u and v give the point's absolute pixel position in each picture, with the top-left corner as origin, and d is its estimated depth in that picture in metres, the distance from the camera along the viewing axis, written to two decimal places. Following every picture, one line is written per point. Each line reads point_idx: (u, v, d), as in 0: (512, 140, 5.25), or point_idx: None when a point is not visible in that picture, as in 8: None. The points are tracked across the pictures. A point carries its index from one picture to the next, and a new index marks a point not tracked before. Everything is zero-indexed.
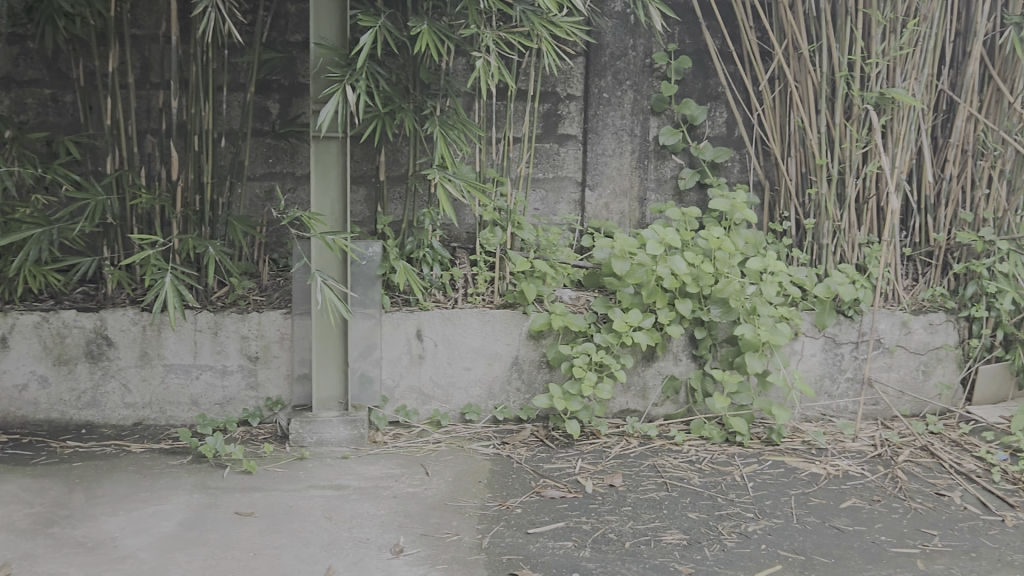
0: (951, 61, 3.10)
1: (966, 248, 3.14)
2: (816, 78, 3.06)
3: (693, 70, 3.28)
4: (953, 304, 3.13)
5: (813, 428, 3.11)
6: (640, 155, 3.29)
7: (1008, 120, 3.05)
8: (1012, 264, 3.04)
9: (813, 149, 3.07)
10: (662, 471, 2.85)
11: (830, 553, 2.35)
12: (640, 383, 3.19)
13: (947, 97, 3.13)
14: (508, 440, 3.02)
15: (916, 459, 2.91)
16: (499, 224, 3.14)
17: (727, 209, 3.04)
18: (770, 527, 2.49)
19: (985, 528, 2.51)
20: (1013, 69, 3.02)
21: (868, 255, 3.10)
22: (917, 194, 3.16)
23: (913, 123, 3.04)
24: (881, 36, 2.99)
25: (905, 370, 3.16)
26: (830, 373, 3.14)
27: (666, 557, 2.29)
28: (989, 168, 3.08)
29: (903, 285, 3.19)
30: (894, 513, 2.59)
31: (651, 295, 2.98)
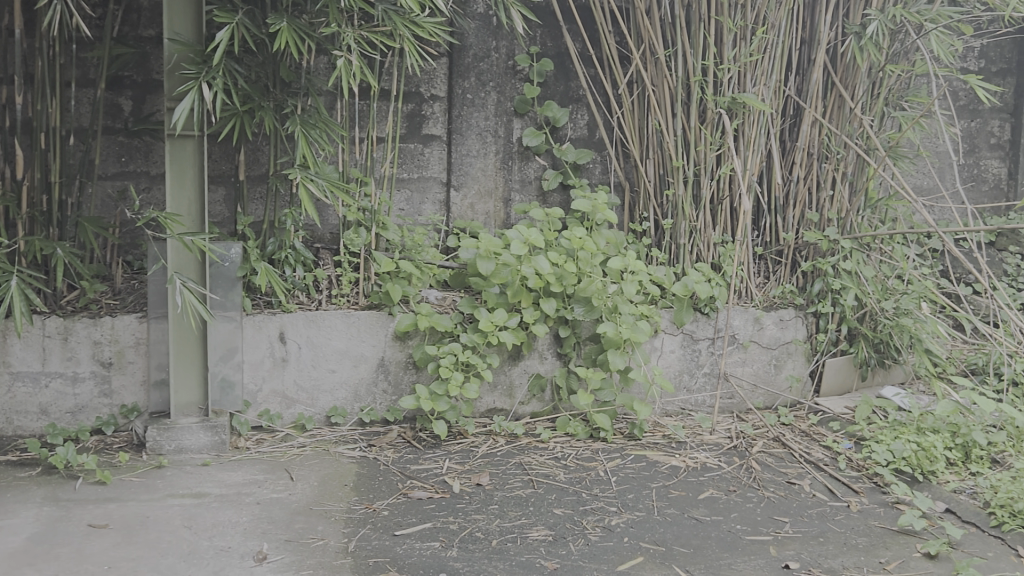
0: (798, 67, 3.24)
1: (812, 247, 3.29)
2: (672, 82, 3.16)
3: (555, 72, 3.34)
4: (801, 300, 3.30)
5: (673, 422, 3.21)
6: (504, 155, 3.32)
7: (850, 125, 3.21)
8: (854, 262, 3.18)
9: (669, 150, 3.17)
10: (528, 468, 2.88)
11: (689, 543, 2.43)
12: (507, 382, 3.21)
13: (794, 102, 3.27)
14: (374, 442, 3.00)
15: (769, 450, 3.04)
16: (363, 224, 3.11)
17: (589, 209, 3.10)
18: (632, 520, 2.56)
19: (832, 513, 2.64)
20: (853, 76, 3.18)
21: (722, 253, 3.22)
22: (768, 195, 3.29)
23: (762, 127, 3.16)
24: (732, 43, 3.10)
25: (758, 364, 3.30)
26: (688, 368, 3.25)
27: (532, 554, 2.32)
28: (833, 170, 3.23)
29: (755, 283, 3.32)
30: (749, 502, 2.70)
31: (516, 295, 3.02)
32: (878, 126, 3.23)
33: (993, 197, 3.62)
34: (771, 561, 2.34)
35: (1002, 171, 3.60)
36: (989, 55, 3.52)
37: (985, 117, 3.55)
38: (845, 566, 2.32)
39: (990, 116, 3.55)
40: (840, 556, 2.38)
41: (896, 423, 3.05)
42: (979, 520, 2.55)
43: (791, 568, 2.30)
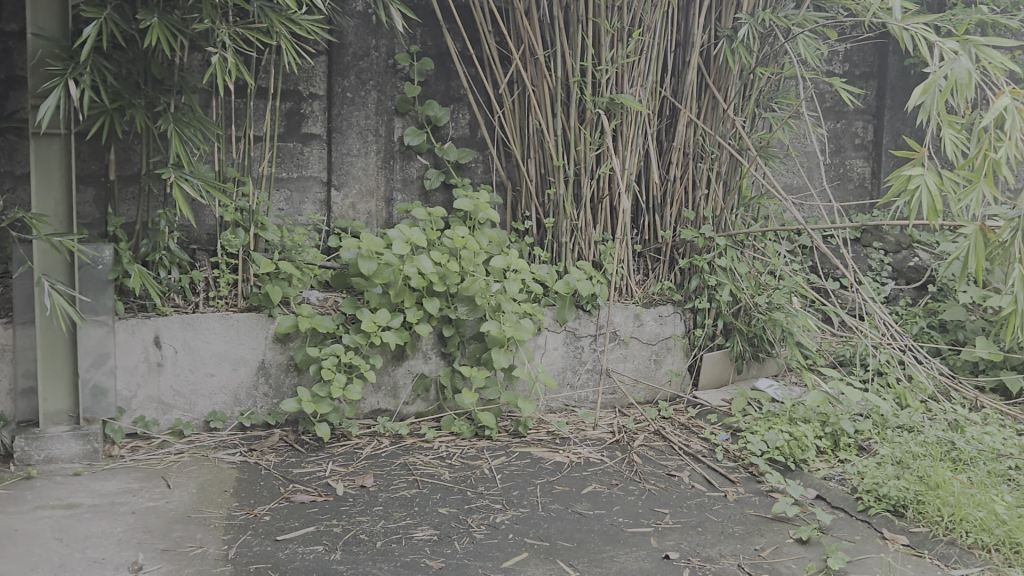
0: (673, 69, 3.31)
1: (689, 244, 3.37)
2: (551, 83, 3.18)
3: (436, 72, 3.34)
4: (679, 296, 3.38)
5: (557, 418, 3.24)
6: (386, 155, 3.31)
7: (723, 126, 3.29)
8: (729, 259, 3.28)
9: (550, 150, 3.20)
10: (413, 469, 2.87)
11: (573, 537, 2.46)
12: (391, 383, 3.19)
13: (670, 103, 3.34)
14: (255, 447, 2.94)
15: (650, 444, 3.11)
16: (241, 225, 3.04)
17: (471, 208, 3.10)
18: (517, 517, 2.58)
19: (709, 503, 2.71)
20: (726, 78, 3.26)
21: (604, 251, 3.26)
22: (646, 194, 3.35)
23: (640, 127, 3.24)
24: (609, 44, 3.14)
25: (638, 360, 3.36)
26: (571, 365, 3.28)
27: (417, 554, 2.31)
28: (708, 169, 3.31)
29: (635, 280, 3.39)
30: (631, 495, 2.75)
31: (398, 295, 3.00)
32: (749, 127, 3.33)
33: (859, 195, 3.78)
34: (651, 552, 2.39)
35: (866, 170, 3.76)
36: (853, 59, 3.67)
37: (849, 118, 3.70)
38: (722, 554, 2.39)
39: (854, 117, 3.70)
40: (718, 545, 2.44)
41: (770, 414, 3.16)
42: (847, 505, 2.66)
43: (671, 558, 2.35)
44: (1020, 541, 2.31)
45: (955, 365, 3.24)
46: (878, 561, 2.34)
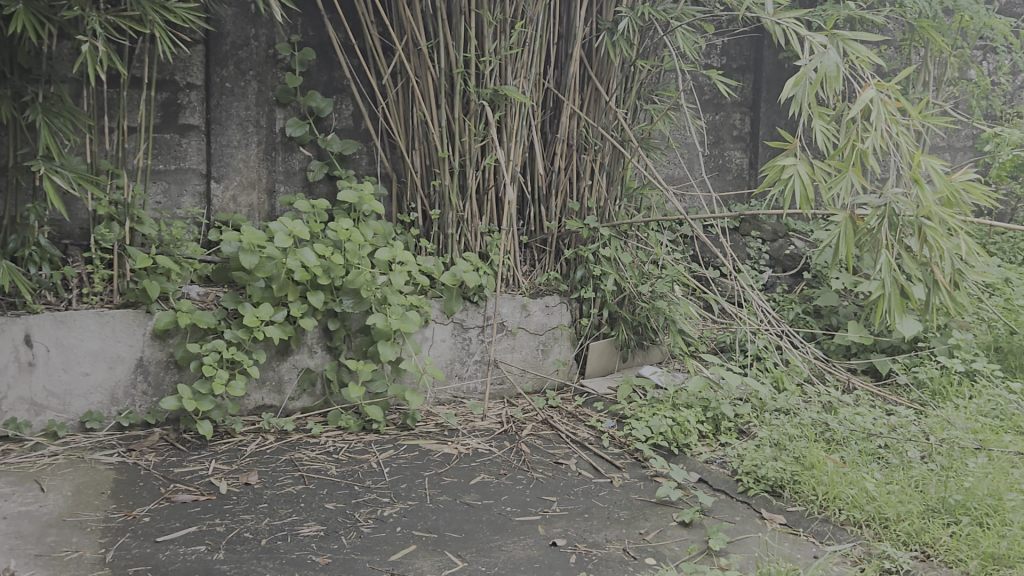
0: (556, 61, 3.33)
1: (574, 235, 3.40)
2: (435, 74, 3.15)
3: (317, 62, 3.30)
4: (565, 287, 3.43)
5: (445, 410, 3.23)
6: (267, 147, 3.27)
7: (605, 118, 3.35)
8: (613, 248, 3.32)
9: (435, 142, 3.18)
10: (299, 465, 2.83)
11: (461, 528, 2.47)
12: (275, 378, 3.13)
13: (553, 96, 3.37)
14: (134, 447, 2.86)
15: (538, 433, 3.14)
16: (117, 218, 2.93)
17: (355, 200, 3.07)
18: (405, 509, 2.57)
19: (596, 490, 2.75)
20: (608, 71, 3.31)
21: (489, 243, 3.27)
22: (531, 186, 3.37)
23: (524, 119, 3.24)
24: (492, 36, 3.13)
25: (526, 350, 3.39)
26: (459, 356, 3.27)
27: (303, 550, 2.28)
28: (591, 161, 3.35)
29: (521, 271, 3.42)
30: (519, 484, 2.77)
31: (282, 288, 2.95)
32: (631, 118, 3.39)
33: (737, 186, 3.89)
34: (539, 540, 2.41)
35: (744, 161, 3.87)
36: (729, 53, 3.76)
37: (727, 111, 3.79)
38: (608, 539, 2.43)
39: (732, 109, 3.80)
40: (604, 530, 2.48)
41: (654, 401, 3.22)
42: (728, 487, 2.73)
43: (558, 545, 2.38)
44: (889, 516, 2.41)
45: (829, 348, 3.35)
46: (757, 541, 2.41)
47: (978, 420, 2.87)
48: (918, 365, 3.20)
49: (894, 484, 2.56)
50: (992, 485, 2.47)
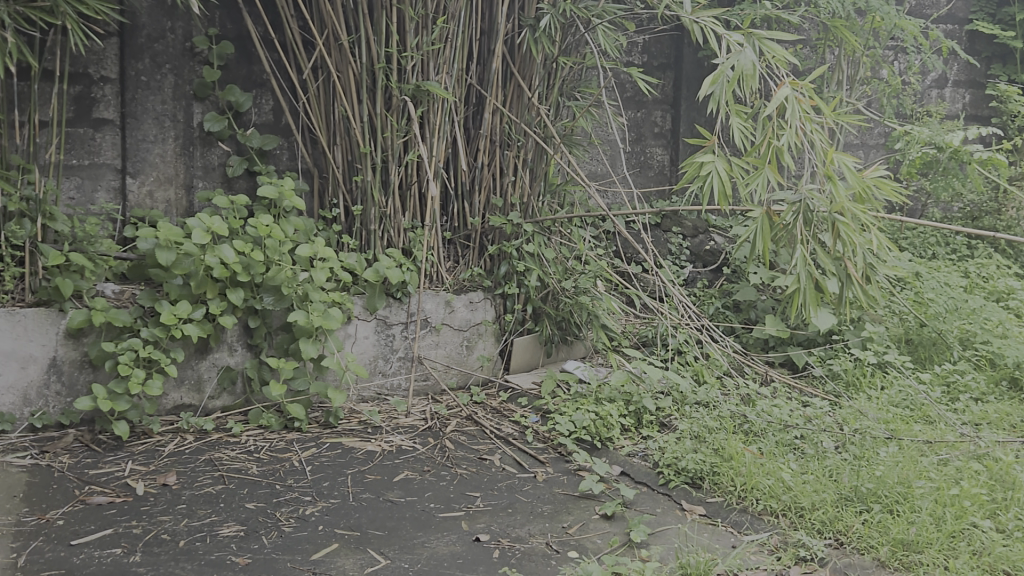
0: (478, 57, 3.32)
1: (498, 231, 3.41)
2: (356, 69, 3.11)
3: (236, 55, 3.26)
4: (488, 282, 3.43)
5: (369, 407, 3.20)
6: (184, 142, 3.21)
7: (528, 114, 3.35)
8: (536, 244, 3.34)
9: (356, 137, 3.14)
10: (219, 465, 2.79)
11: (383, 525, 2.46)
12: (194, 377, 3.07)
13: (476, 92, 3.36)
14: (47, 449, 2.78)
15: (462, 429, 3.14)
16: (28, 215, 2.84)
17: (276, 196, 3.02)
18: (327, 508, 2.55)
19: (519, 485, 2.76)
20: (530, 68, 3.32)
21: (412, 239, 3.26)
22: (454, 181, 3.35)
23: (447, 115, 3.23)
24: (414, 31, 3.12)
25: (450, 346, 3.38)
26: (382, 353, 3.25)
27: (222, 551, 2.25)
28: (514, 157, 3.36)
29: (445, 267, 3.40)
30: (442, 481, 2.77)
31: (200, 285, 2.90)
32: (553, 115, 3.40)
33: (658, 182, 3.95)
34: (462, 536, 2.41)
35: (665, 158, 3.93)
36: (651, 50, 3.80)
37: (648, 108, 3.85)
38: (531, 534, 2.44)
39: (653, 107, 3.85)
40: (527, 525, 2.49)
41: (577, 395, 3.24)
42: (649, 479, 2.76)
43: (481, 540, 2.38)
44: (804, 505, 2.46)
45: (748, 342, 3.41)
46: (677, 532, 2.44)
47: (889, 410, 2.95)
48: (833, 357, 3.28)
49: (809, 474, 2.62)
50: (902, 473, 2.55)
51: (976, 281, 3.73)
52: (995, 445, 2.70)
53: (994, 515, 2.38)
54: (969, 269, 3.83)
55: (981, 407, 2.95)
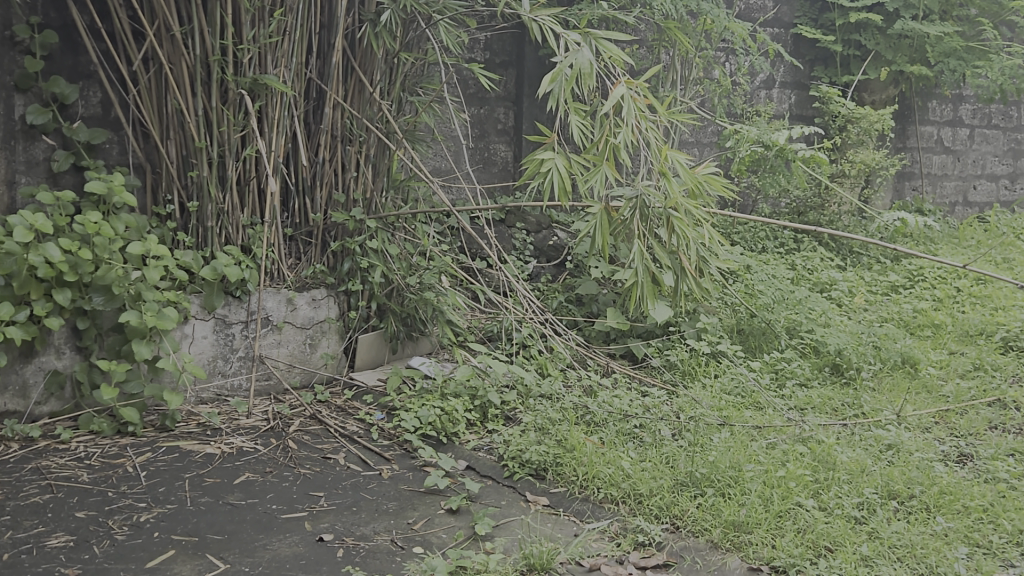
0: (318, 51, 3.27)
1: (341, 227, 3.38)
2: (189, 61, 2.99)
3: (61, 46, 3.10)
4: (332, 280, 3.38)
5: (208, 409, 3.11)
6: (5, 135, 2.99)
7: (369, 109, 3.33)
8: (379, 240, 3.34)
9: (191, 132, 3.04)
10: (46, 473, 2.66)
11: (223, 529, 2.39)
12: (19, 382, 2.91)
13: (315, 86, 3.30)
14: None
15: (305, 428, 3.09)
16: None
17: (104, 191, 2.89)
18: (164, 514, 2.46)
19: (364, 483, 2.74)
20: (371, 62, 3.29)
21: (252, 236, 3.19)
22: (294, 176, 3.29)
23: (285, 110, 3.17)
24: (250, 23, 3.04)
25: (293, 345, 3.32)
26: (222, 353, 3.17)
27: (50, 563, 2.15)
28: (356, 152, 3.35)
29: (286, 264, 3.33)
30: (285, 482, 2.72)
31: (23, 286, 2.74)
32: (396, 110, 3.40)
33: (502, 178, 4.01)
34: (305, 536, 2.37)
35: (509, 155, 3.99)
36: (493, 47, 3.84)
37: (491, 105, 3.89)
38: (376, 531, 2.42)
39: (496, 104, 3.90)
40: (371, 523, 2.47)
41: (423, 391, 3.23)
42: (494, 473, 2.78)
43: (324, 540, 2.35)
44: (642, 492, 2.54)
45: (590, 335, 3.48)
46: (520, 523, 2.47)
47: (721, 398, 3.07)
48: (670, 348, 3.39)
49: (647, 461, 2.70)
50: (733, 458, 2.66)
51: (801, 273, 3.92)
52: (818, 428, 2.85)
53: (817, 495, 2.51)
54: (795, 261, 4.03)
55: (806, 392, 3.10)
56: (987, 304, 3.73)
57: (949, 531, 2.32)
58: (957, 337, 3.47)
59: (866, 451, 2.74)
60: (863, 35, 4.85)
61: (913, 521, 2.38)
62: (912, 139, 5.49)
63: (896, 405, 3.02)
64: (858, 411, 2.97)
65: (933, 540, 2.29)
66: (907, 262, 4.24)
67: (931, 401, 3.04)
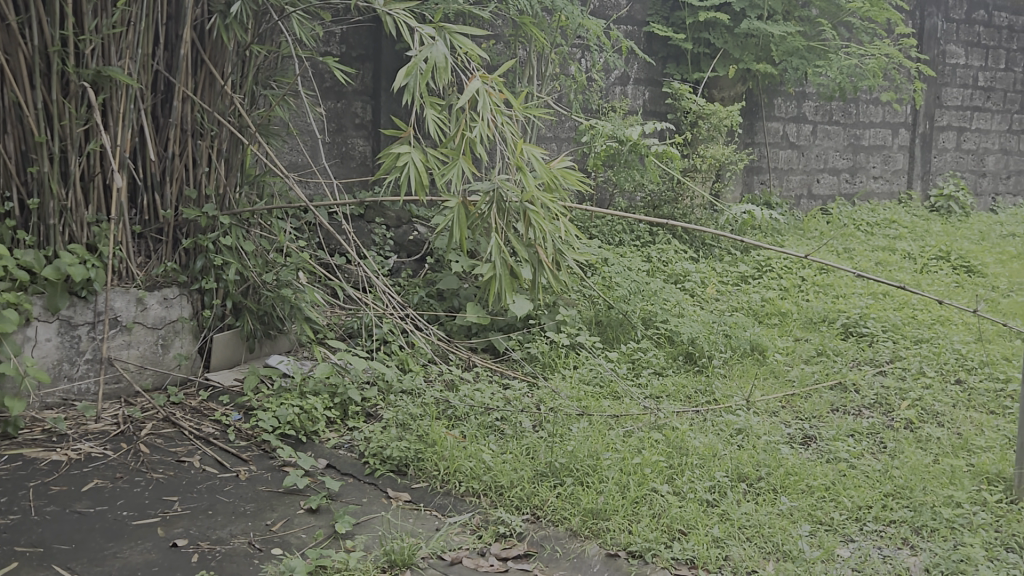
0: (165, 43, 3.18)
1: (193, 224, 3.29)
2: (27, 52, 2.84)
3: None
4: (184, 278, 3.28)
5: (53, 415, 2.97)
6: None
7: (220, 103, 3.26)
8: (233, 237, 3.27)
9: (30, 126, 2.88)
10: None
11: (70, 539, 2.30)
12: None
13: (163, 79, 3.20)
14: None
15: (158, 431, 2.99)
16: None
17: None
18: (5, 525, 2.34)
19: (220, 485, 2.67)
20: (222, 55, 3.22)
21: (98, 234, 3.06)
22: (142, 172, 3.18)
23: (131, 103, 3.06)
24: (92, 13, 2.92)
25: (144, 346, 3.21)
26: (67, 357, 3.03)
27: None
28: (207, 147, 3.27)
29: (135, 262, 3.22)
30: (136, 487, 2.62)
31: None
32: (248, 104, 3.34)
33: (361, 173, 3.99)
34: (157, 543, 2.30)
35: (367, 150, 3.97)
36: (348, 41, 3.84)
37: (348, 99, 3.88)
38: (232, 535, 2.37)
39: (352, 98, 3.89)
40: (228, 526, 2.42)
41: (281, 390, 3.16)
42: (355, 470, 2.75)
43: (178, 546, 2.29)
44: (503, 484, 2.55)
45: (451, 329, 3.49)
46: (381, 520, 2.45)
47: (580, 388, 3.12)
48: (530, 341, 3.42)
49: (508, 453, 2.73)
50: (591, 447, 2.71)
51: (656, 265, 4.03)
52: (672, 415, 2.93)
53: (672, 480, 2.58)
54: (651, 253, 4.14)
55: (661, 380, 3.19)
56: (829, 293, 3.92)
57: (793, 510, 2.42)
58: (801, 325, 3.63)
59: (718, 435, 2.83)
60: (712, 34, 5.00)
61: (761, 502, 2.47)
62: (759, 135, 5.71)
63: (745, 390, 3.13)
64: (710, 398, 3.07)
65: (779, 519, 2.38)
66: (756, 253, 4.41)
67: (778, 386, 3.17)
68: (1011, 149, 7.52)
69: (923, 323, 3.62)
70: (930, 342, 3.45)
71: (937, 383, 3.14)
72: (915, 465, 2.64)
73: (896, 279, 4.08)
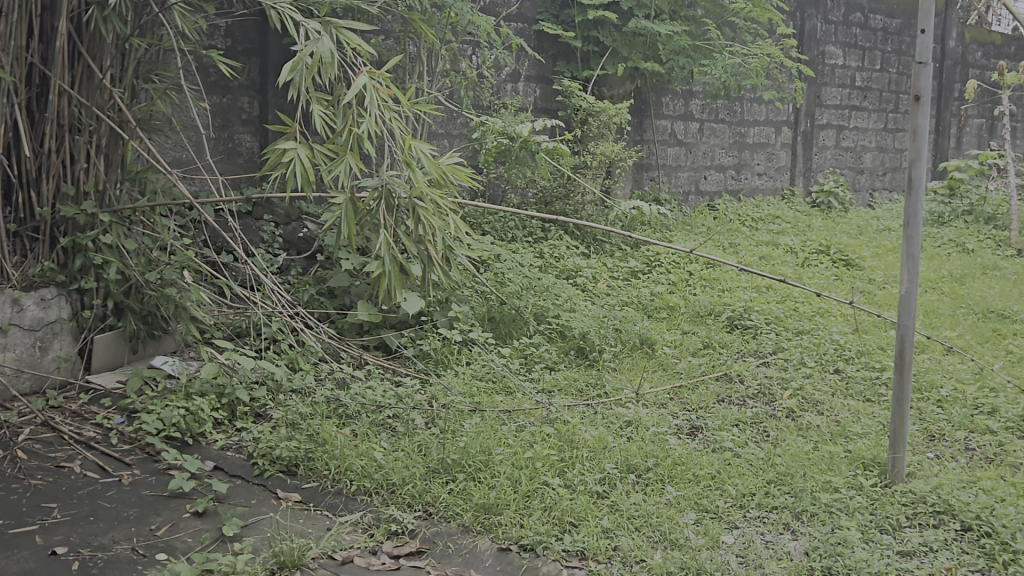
0: (40, 34, 3.07)
1: (71, 222, 3.19)
2: None
3: None
4: (62, 277, 3.17)
5: None
6: None
7: (99, 97, 3.16)
8: (114, 235, 3.16)
9: None
10: None
11: None
12: None
13: (38, 72, 3.10)
14: None
15: (36, 436, 2.89)
16: None
17: None
18: None
19: (102, 490, 2.59)
20: (100, 47, 3.12)
21: None
22: (16, 168, 3.09)
23: (3, 97, 2.96)
24: None
25: (21, 348, 3.08)
26: None
27: None
28: (86, 142, 3.16)
29: (10, 261, 3.11)
30: (13, 495, 2.53)
31: None
32: (128, 98, 3.24)
33: (248, 169, 3.93)
34: (35, 551, 2.22)
35: (254, 145, 3.92)
36: (234, 35, 3.78)
37: (234, 94, 3.82)
38: (115, 541, 2.30)
39: (238, 93, 3.83)
40: (109, 532, 2.35)
41: (166, 391, 3.08)
42: (243, 471, 2.70)
43: (57, 554, 2.21)
44: (395, 482, 2.54)
45: (342, 327, 3.45)
46: (270, 521, 2.41)
47: (472, 384, 3.13)
48: (422, 338, 3.42)
49: (400, 451, 2.71)
50: (483, 442, 2.71)
51: (548, 261, 4.07)
52: (563, 409, 2.96)
53: (563, 472, 2.61)
54: (543, 250, 4.18)
55: (552, 374, 3.22)
56: (715, 287, 4.02)
57: (679, 499, 2.47)
58: (689, 318, 3.71)
59: (607, 428, 2.86)
60: (601, 32, 5.06)
61: (648, 492, 2.51)
62: (648, 132, 5.80)
63: (634, 383, 3.19)
64: (600, 391, 3.11)
65: (666, 508, 2.42)
66: (645, 248, 4.49)
67: (666, 378, 3.23)
68: (887, 147, 7.83)
69: (803, 315, 3.74)
70: (811, 333, 3.57)
71: (817, 373, 3.25)
72: (796, 453, 2.72)
73: (778, 273, 4.21)
